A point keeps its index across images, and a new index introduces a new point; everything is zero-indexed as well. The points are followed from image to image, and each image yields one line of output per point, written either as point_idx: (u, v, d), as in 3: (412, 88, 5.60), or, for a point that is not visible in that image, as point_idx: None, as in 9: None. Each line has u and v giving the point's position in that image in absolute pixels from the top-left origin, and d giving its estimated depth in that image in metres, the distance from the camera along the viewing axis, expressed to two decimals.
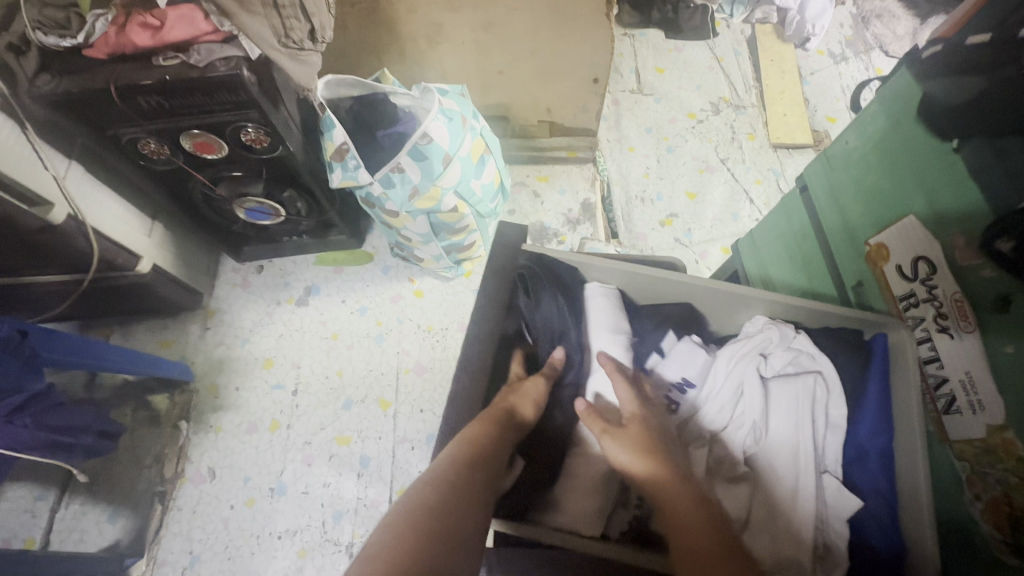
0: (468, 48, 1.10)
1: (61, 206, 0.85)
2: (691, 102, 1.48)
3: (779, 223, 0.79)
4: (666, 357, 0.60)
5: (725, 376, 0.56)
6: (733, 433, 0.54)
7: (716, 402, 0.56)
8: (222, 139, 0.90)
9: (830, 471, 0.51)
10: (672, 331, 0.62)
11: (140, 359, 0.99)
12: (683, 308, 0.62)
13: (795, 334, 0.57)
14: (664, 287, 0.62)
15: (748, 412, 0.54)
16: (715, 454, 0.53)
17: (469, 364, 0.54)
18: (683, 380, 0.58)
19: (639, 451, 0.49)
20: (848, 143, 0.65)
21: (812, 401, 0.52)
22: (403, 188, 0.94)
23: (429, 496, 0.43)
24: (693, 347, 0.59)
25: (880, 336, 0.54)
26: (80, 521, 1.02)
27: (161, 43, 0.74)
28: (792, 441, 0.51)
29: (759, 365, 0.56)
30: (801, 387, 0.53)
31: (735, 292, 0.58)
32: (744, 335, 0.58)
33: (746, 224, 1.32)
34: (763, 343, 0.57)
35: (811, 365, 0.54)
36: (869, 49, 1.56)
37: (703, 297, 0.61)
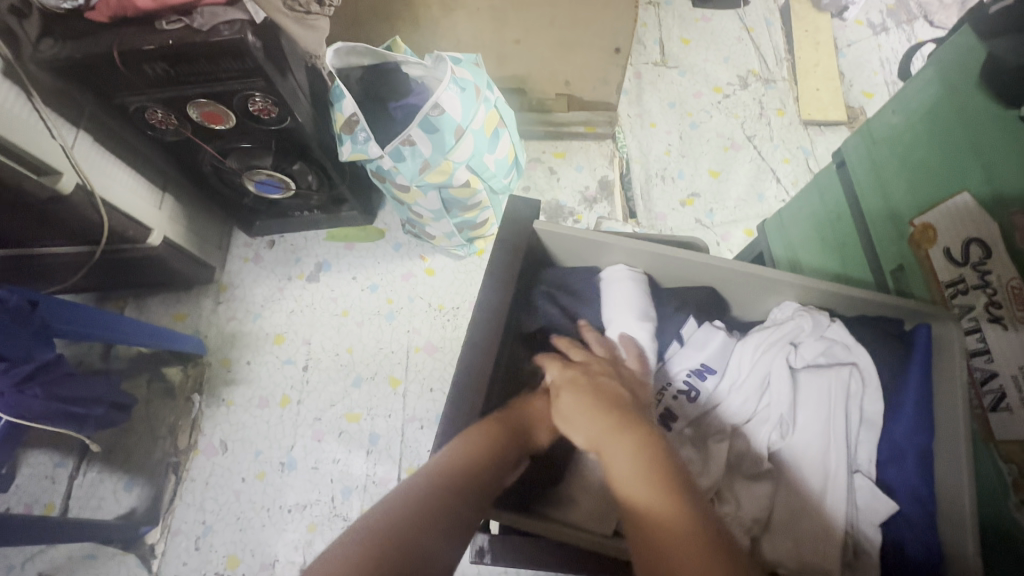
0: (484, 15, 1.05)
1: (69, 175, 0.84)
2: (717, 75, 1.41)
3: (811, 204, 0.74)
4: (685, 345, 0.55)
5: (750, 364, 0.53)
6: (758, 428, 0.51)
7: (737, 391, 0.52)
8: (229, 108, 0.87)
9: (863, 471, 0.48)
10: (692, 317, 0.57)
11: (153, 332, 0.99)
12: (708, 292, 0.58)
13: (829, 323, 0.52)
14: (687, 269, 0.57)
15: (774, 404, 0.51)
16: (737, 449, 0.50)
17: (477, 345, 0.51)
18: (701, 366, 0.54)
19: (593, 416, 0.46)
20: (892, 115, 0.60)
21: (845, 396, 0.49)
22: (413, 162, 0.91)
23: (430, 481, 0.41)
24: (711, 330, 0.55)
25: (923, 325, 0.49)
26: (98, 488, 1.04)
27: (162, 6, 0.71)
28: (823, 437, 0.48)
29: (789, 355, 0.52)
30: (834, 380, 0.49)
31: (763, 276, 0.55)
32: (772, 323, 0.55)
33: (771, 205, 1.27)
34: (793, 332, 0.52)
35: (846, 356, 0.50)
36: (912, 18, 1.46)
37: (729, 282, 0.57)
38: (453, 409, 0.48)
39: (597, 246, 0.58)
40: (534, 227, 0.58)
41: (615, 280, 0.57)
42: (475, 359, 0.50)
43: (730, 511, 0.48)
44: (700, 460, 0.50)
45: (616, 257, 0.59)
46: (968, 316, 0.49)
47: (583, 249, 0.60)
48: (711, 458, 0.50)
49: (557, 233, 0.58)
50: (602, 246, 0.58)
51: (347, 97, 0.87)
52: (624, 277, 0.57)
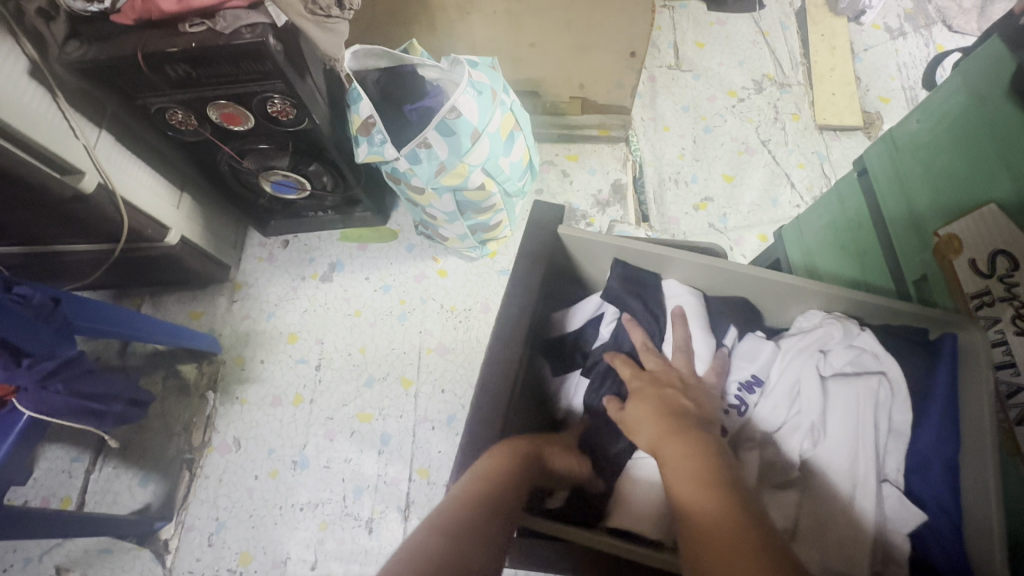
0: (501, 19, 1.05)
1: (91, 175, 0.85)
2: (732, 79, 1.40)
3: (830, 211, 0.73)
4: (733, 355, 0.56)
5: (779, 373, 0.53)
6: (788, 436, 0.51)
7: (768, 400, 0.53)
8: (249, 110, 0.88)
9: (891, 480, 0.47)
10: (733, 326, 0.57)
11: (170, 330, 1.00)
12: (737, 300, 0.59)
13: (859, 332, 0.52)
14: (717, 276, 0.57)
15: (805, 412, 0.50)
16: (767, 457, 0.51)
17: (498, 350, 0.51)
18: (753, 377, 0.54)
19: (655, 419, 0.47)
20: (918, 123, 0.59)
21: (874, 405, 0.48)
22: (429, 164, 0.91)
23: (472, 488, 0.42)
24: (757, 342, 0.56)
25: (949, 335, 0.49)
26: (113, 483, 1.05)
27: (187, 9, 0.72)
28: (851, 446, 0.47)
29: (818, 362, 0.52)
30: (862, 388, 0.49)
31: (793, 284, 0.55)
32: (799, 330, 0.55)
33: (786, 210, 1.26)
34: (821, 339, 0.52)
35: (875, 365, 0.50)
36: (931, 23, 1.45)
37: (761, 290, 0.57)
38: (474, 416, 0.49)
39: (660, 260, 0.58)
40: (560, 231, 0.58)
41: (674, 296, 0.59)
42: (496, 360, 0.51)
43: None
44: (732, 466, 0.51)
45: (644, 263, 0.60)
46: (994, 328, 0.49)
47: (642, 261, 0.60)
48: (742, 469, 0.50)
49: (583, 239, 0.58)
50: (629, 252, 0.59)
51: (364, 99, 0.87)
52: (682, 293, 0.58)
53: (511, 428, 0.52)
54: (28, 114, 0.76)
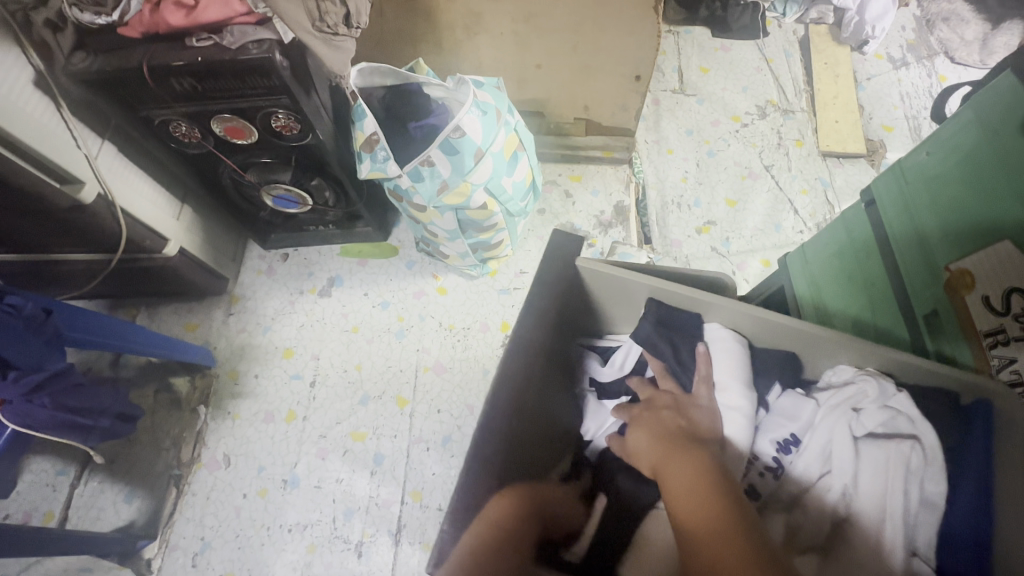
0: (507, 40, 1.06)
1: (90, 185, 0.85)
2: (736, 104, 1.41)
3: (837, 242, 0.72)
4: (771, 413, 0.53)
5: (813, 432, 0.50)
6: (817, 499, 0.47)
7: (801, 460, 0.50)
8: (252, 124, 0.88)
9: (921, 555, 0.43)
10: (778, 383, 0.55)
11: (164, 342, 0.99)
12: (774, 351, 0.55)
13: (896, 392, 0.48)
14: (764, 329, 0.54)
15: (836, 475, 0.47)
16: (792, 522, 0.48)
17: (511, 388, 0.49)
18: (790, 437, 0.51)
19: (658, 442, 0.49)
20: (927, 155, 0.58)
21: (905, 473, 0.44)
22: (431, 182, 0.91)
23: (500, 516, 0.43)
24: (798, 400, 0.52)
25: (981, 403, 0.45)
26: (98, 498, 1.03)
27: (194, 24, 0.73)
28: (880, 518, 0.44)
29: (851, 422, 0.48)
30: (892, 454, 0.45)
31: (823, 336, 0.51)
32: (832, 386, 0.52)
33: (790, 236, 1.25)
34: (855, 397, 0.49)
35: (908, 429, 0.46)
36: (933, 54, 1.46)
37: (792, 339, 0.54)
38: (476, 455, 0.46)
39: (690, 301, 0.56)
40: (578, 262, 0.57)
41: (717, 343, 0.55)
42: (502, 392, 0.49)
43: None
44: None
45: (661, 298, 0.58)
46: (1009, 369, 0.46)
47: (659, 296, 0.58)
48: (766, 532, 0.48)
49: (605, 272, 0.57)
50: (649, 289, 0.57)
51: (368, 116, 0.87)
52: (722, 340, 0.55)
53: (524, 453, 0.51)
54: (30, 124, 0.76)
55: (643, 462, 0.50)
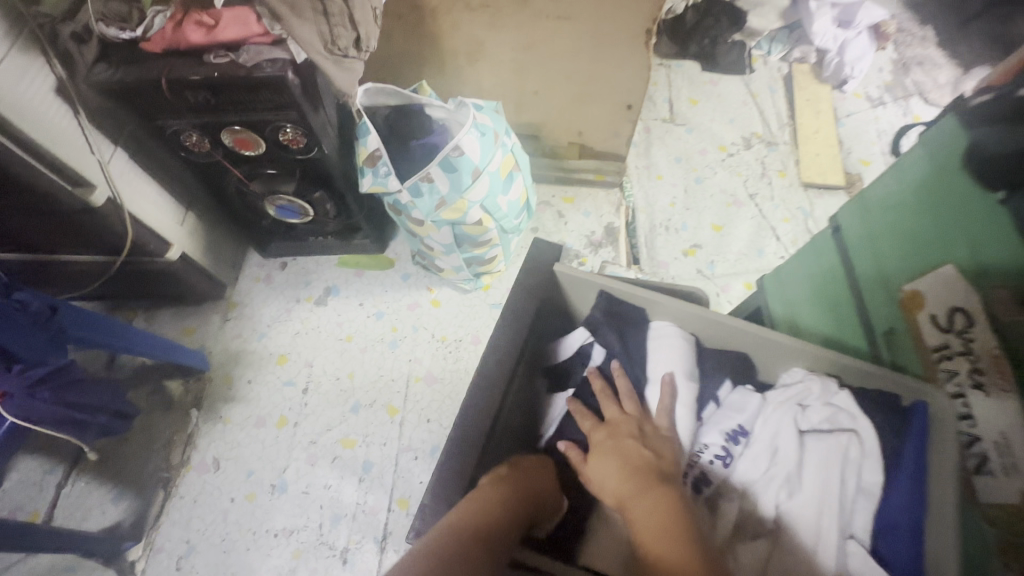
0: (507, 67, 1.12)
1: (101, 189, 0.88)
2: (723, 134, 1.48)
3: (808, 264, 0.77)
4: (722, 407, 0.55)
5: (761, 425, 0.53)
6: (764, 488, 0.50)
7: (750, 452, 0.52)
8: (261, 137, 0.93)
9: (857, 538, 0.46)
10: (728, 379, 0.57)
11: (161, 345, 1.01)
12: (736, 355, 0.58)
13: (838, 390, 0.52)
14: (720, 332, 0.57)
15: (782, 464, 0.50)
16: (744, 509, 0.50)
17: (486, 377, 0.54)
18: (738, 429, 0.53)
19: (623, 475, 0.48)
20: (886, 187, 0.63)
21: (842, 463, 0.48)
22: (430, 198, 0.96)
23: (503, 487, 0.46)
24: (746, 394, 0.55)
25: (919, 403, 0.48)
26: (85, 499, 1.03)
27: (213, 42, 0.77)
28: (819, 504, 0.47)
29: (796, 417, 0.52)
30: (833, 447, 0.49)
31: (779, 340, 0.55)
32: (780, 386, 0.55)
33: (771, 260, 1.31)
34: (800, 394, 0.53)
35: (849, 424, 0.49)
36: (909, 95, 1.55)
37: (752, 345, 0.57)
38: (457, 437, 0.51)
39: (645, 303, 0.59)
40: (555, 269, 0.60)
41: (665, 339, 0.58)
42: (483, 384, 0.54)
43: None
44: (708, 516, 0.50)
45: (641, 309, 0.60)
46: (953, 381, 0.50)
47: (624, 298, 0.60)
48: (718, 518, 0.50)
49: (577, 277, 0.60)
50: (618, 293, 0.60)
51: (373, 133, 0.92)
52: (674, 341, 0.57)
53: (498, 442, 0.55)
54: (48, 128, 0.80)
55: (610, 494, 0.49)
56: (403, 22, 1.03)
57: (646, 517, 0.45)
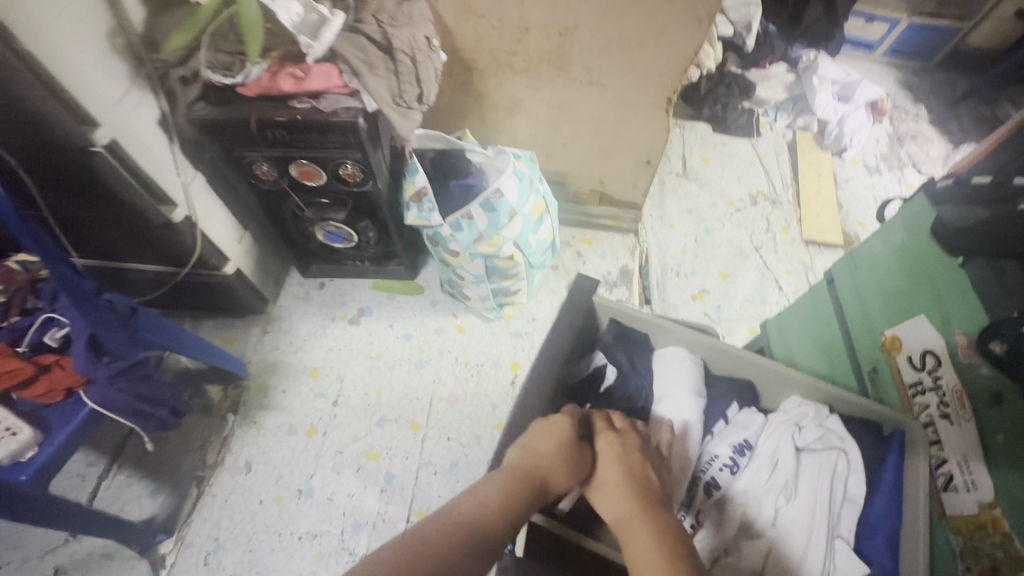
0: (541, 122, 1.25)
1: (181, 208, 0.99)
2: (731, 191, 1.61)
3: (805, 311, 0.86)
4: (729, 424, 0.63)
5: (764, 439, 0.60)
6: (766, 495, 0.57)
7: (754, 463, 0.59)
8: (323, 169, 1.04)
9: (843, 537, 0.54)
10: (735, 402, 0.66)
11: (208, 350, 1.10)
12: (741, 382, 0.67)
13: (829, 415, 0.60)
14: (729, 360, 0.66)
15: (782, 473, 0.57)
16: (748, 512, 0.57)
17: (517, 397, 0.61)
18: (744, 442, 0.61)
19: (627, 488, 0.53)
20: (873, 248, 0.74)
21: (832, 475, 0.56)
22: (469, 233, 1.07)
23: (500, 477, 0.52)
24: (751, 414, 0.63)
25: (898, 430, 0.57)
26: (123, 492, 1.10)
27: (301, 90, 0.90)
28: (812, 509, 0.55)
29: (794, 435, 0.59)
30: (824, 461, 0.57)
31: (779, 371, 0.63)
32: (781, 409, 0.63)
33: (774, 308, 1.40)
34: (798, 415, 0.61)
35: (838, 444, 0.58)
36: (904, 165, 1.68)
37: (756, 374, 0.66)
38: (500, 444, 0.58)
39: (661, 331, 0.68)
40: (594, 299, 0.70)
41: (678, 362, 0.67)
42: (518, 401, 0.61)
43: (732, 562, 0.55)
44: (716, 516, 0.58)
45: (666, 340, 0.69)
46: (925, 412, 0.59)
47: (643, 328, 0.70)
48: (726, 519, 0.57)
49: (613, 308, 0.69)
50: (648, 324, 0.69)
51: (421, 173, 1.04)
52: (687, 365, 0.66)
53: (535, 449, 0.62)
54: (148, 154, 0.92)
55: (611, 507, 0.53)
56: (454, 79, 1.18)
57: (645, 548, 0.49)
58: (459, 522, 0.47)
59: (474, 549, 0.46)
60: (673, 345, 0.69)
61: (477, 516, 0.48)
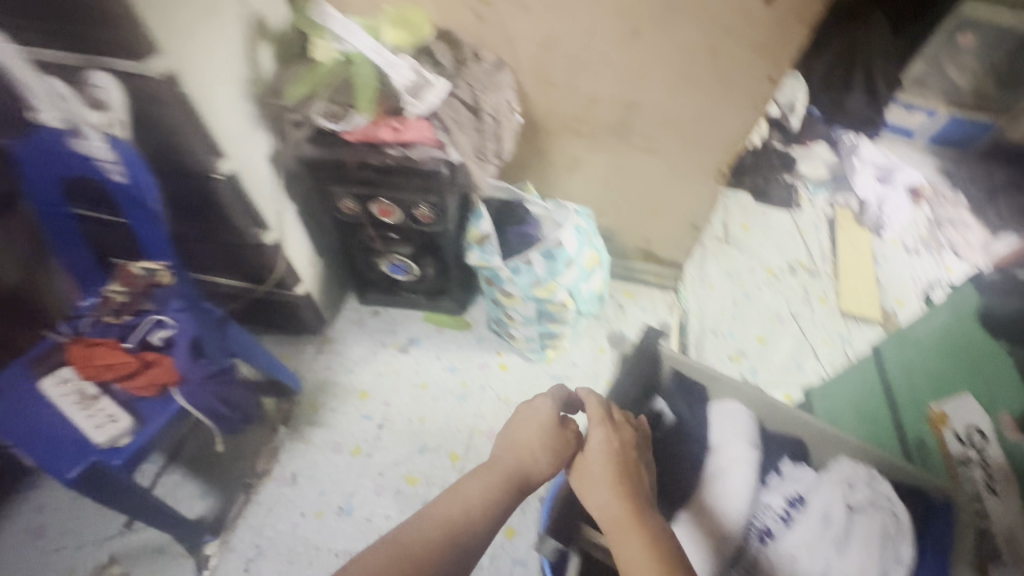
0: (597, 183, 1.35)
1: (273, 232, 1.10)
2: (770, 259, 1.67)
3: (852, 383, 0.90)
4: (784, 477, 0.69)
5: (815, 495, 0.65)
6: (817, 547, 0.62)
7: (806, 516, 0.64)
8: (400, 209, 1.15)
9: None
10: (788, 456, 0.71)
11: (271, 362, 1.19)
12: (792, 441, 0.72)
13: (881, 479, 0.63)
14: (782, 418, 0.71)
15: (833, 528, 0.62)
16: (800, 562, 0.62)
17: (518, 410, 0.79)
18: (798, 495, 0.67)
19: (612, 483, 0.65)
20: (920, 329, 0.79)
21: (882, 535, 0.60)
22: (528, 276, 1.15)
23: (492, 470, 0.72)
24: (804, 469, 0.69)
25: (945, 499, 0.60)
26: (177, 490, 1.16)
27: (396, 140, 1.01)
28: (861, 565, 0.59)
29: (845, 493, 0.63)
30: (873, 521, 0.61)
31: (829, 432, 0.67)
32: (831, 468, 0.67)
33: (810, 376, 1.43)
34: (849, 475, 0.65)
35: (887, 505, 0.61)
36: (943, 249, 1.72)
37: (807, 433, 0.70)
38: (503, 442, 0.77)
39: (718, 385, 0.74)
40: (658, 348, 0.77)
41: (733, 415, 0.72)
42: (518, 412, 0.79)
43: None
44: (771, 564, 0.63)
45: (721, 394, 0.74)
46: (973, 484, 0.62)
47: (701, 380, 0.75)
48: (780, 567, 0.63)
49: (675, 359, 0.76)
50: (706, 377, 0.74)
51: (486, 219, 1.14)
52: (740, 418, 0.71)
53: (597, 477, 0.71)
54: (257, 183, 1.04)
55: (600, 497, 0.65)
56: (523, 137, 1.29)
57: (628, 538, 0.59)
58: (459, 511, 0.67)
59: (464, 521, 0.66)
60: (728, 398, 0.74)
61: (472, 505, 0.68)
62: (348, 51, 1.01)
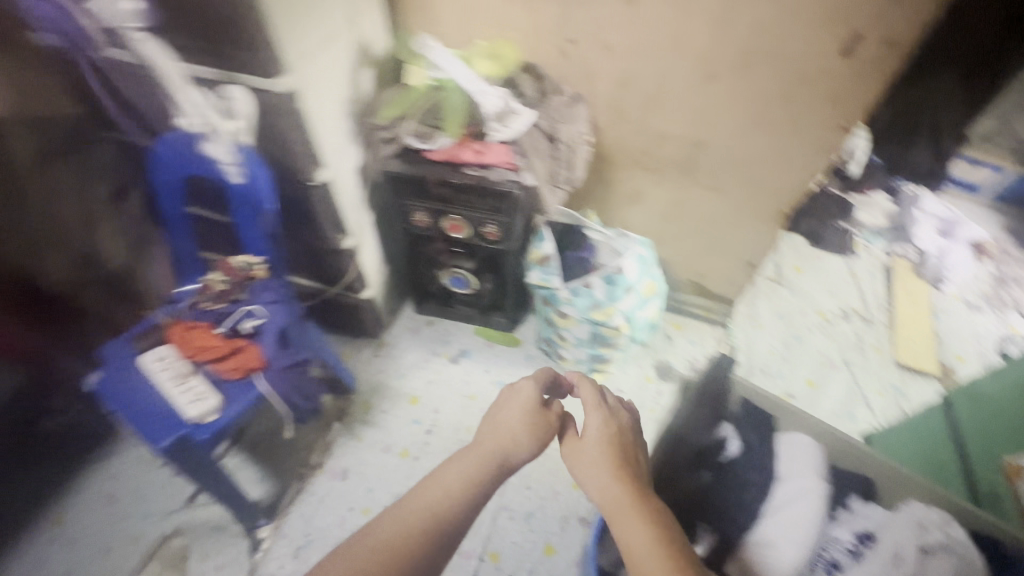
0: (656, 215, 1.39)
1: (352, 237, 1.19)
2: (821, 302, 1.66)
3: (920, 434, 0.91)
4: (853, 513, 0.75)
5: (887, 533, 0.71)
6: None
7: (877, 552, 0.70)
8: (468, 226, 1.21)
9: None
10: (855, 493, 0.77)
11: (334, 359, 1.26)
12: (862, 478, 0.78)
13: (956, 524, 0.69)
14: (854, 455, 0.78)
15: (905, 566, 0.67)
16: None
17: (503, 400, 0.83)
18: (868, 532, 0.72)
19: (609, 465, 0.71)
20: (994, 384, 0.80)
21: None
22: (586, 299, 1.19)
23: (468, 459, 0.73)
24: (873, 507, 0.75)
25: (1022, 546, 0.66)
26: (236, 473, 1.22)
27: (476, 161, 1.09)
28: None
29: (919, 535, 0.69)
30: (944, 563, 0.66)
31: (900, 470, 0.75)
32: (902, 509, 0.73)
33: (862, 425, 1.40)
34: (922, 517, 0.70)
35: (960, 550, 0.67)
36: (1006, 307, 1.68)
37: (877, 472, 0.77)
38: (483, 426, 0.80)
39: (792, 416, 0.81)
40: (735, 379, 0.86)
41: (805, 447, 0.80)
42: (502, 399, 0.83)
43: None
44: None
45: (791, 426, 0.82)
46: None
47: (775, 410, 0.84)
48: None
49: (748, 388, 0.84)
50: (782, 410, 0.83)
51: (549, 241, 1.20)
52: (812, 450, 0.79)
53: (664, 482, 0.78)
54: (345, 192, 1.13)
55: (598, 478, 0.70)
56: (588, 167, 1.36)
57: (627, 514, 0.64)
58: (435, 511, 0.67)
59: (442, 518, 0.67)
60: (799, 431, 0.82)
61: (450, 498, 0.69)
62: (441, 78, 1.10)
